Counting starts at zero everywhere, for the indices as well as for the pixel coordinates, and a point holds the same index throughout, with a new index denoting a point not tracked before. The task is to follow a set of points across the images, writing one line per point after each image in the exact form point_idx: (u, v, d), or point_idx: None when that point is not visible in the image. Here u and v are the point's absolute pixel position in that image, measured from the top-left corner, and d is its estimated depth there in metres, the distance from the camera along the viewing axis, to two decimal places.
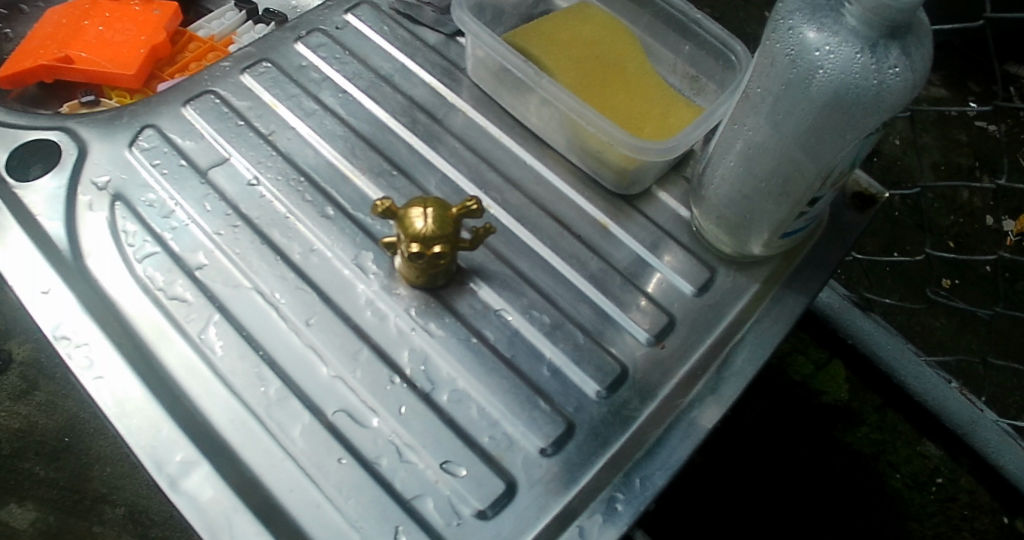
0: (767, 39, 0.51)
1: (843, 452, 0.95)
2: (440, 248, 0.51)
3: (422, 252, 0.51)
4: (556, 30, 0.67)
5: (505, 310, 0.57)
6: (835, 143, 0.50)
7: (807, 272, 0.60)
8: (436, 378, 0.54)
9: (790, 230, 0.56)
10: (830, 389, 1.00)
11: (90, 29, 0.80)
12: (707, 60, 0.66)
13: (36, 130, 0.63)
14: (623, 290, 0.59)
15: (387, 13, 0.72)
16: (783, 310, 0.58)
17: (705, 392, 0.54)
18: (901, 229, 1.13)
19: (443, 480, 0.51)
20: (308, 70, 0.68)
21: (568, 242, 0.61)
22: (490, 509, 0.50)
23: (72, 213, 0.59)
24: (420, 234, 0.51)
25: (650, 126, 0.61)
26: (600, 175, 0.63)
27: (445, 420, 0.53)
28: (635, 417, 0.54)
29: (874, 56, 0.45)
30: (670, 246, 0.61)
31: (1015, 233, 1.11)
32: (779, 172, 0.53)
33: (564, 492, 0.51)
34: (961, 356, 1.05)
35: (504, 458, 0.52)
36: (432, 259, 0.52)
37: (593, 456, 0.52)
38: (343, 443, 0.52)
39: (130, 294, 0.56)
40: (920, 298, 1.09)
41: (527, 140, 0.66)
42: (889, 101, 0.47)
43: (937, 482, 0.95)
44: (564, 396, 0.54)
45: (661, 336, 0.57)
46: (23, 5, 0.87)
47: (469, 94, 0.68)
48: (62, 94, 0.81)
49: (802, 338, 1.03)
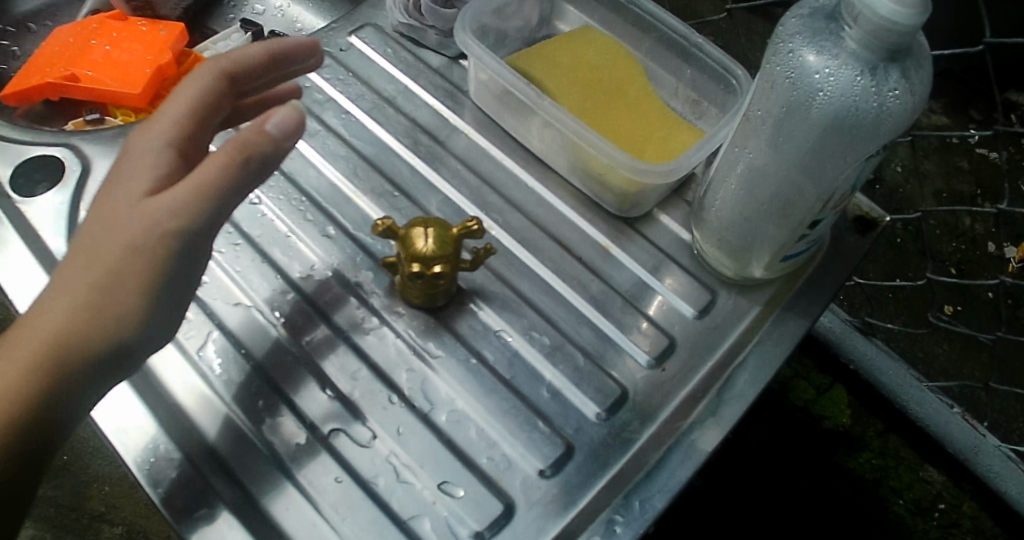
0: (767, 62, 0.51)
1: (845, 478, 0.93)
2: (440, 268, 0.52)
3: (422, 271, 0.51)
4: (559, 53, 0.67)
5: (505, 331, 0.57)
6: (836, 165, 0.51)
7: (810, 295, 0.60)
8: (435, 398, 0.54)
9: (792, 253, 0.57)
10: (831, 415, 0.98)
11: (97, 49, 0.81)
12: (708, 84, 0.67)
13: (40, 146, 0.63)
14: (624, 312, 0.59)
15: (391, 36, 0.72)
16: (784, 334, 0.58)
17: (706, 414, 0.54)
18: (905, 256, 1.11)
19: (441, 501, 0.51)
20: (312, 91, 0.68)
21: (569, 264, 0.61)
22: (488, 530, 0.50)
23: (73, 228, 0.59)
24: (421, 253, 0.51)
25: (651, 149, 0.62)
26: (602, 198, 0.64)
27: (444, 440, 0.53)
28: (635, 439, 0.53)
29: (874, 78, 0.46)
30: (672, 269, 0.62)
31: (1016, 260, 1.07)
32: (779, 195, 0.53)
33: (563, 514, 0.50)
34: (964, 381, 1.06)
35: (503, 479, 0.52)
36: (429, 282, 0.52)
37: (593, 477, 0.52)
38: (341, 462, 0.51)
39: None
40: (922, 323, 1.09)
41: (529, 162, 0.66)
42: (889, 123, 0.47)
43: (939, 508, 0.93)
44: (564, 418, 0.54)
45: (661, 358, 0.57)
46: (31, 23, 0.89)
47: (472, 116, 0.68)
48: (68, 111, 0.82)
49: (804, 364, 1.02)
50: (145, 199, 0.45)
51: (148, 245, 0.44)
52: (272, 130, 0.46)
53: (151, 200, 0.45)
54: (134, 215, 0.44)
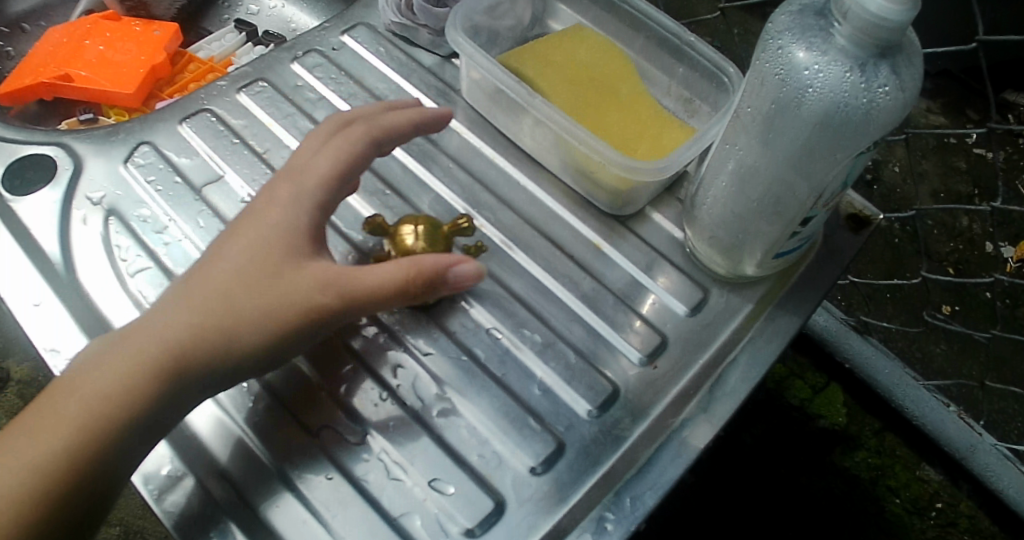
0: (756, 59, 0.51)
1: (840, 477, 0.93)
2: None
3: None
4: (551, 51, 0.67)
5: (496, 328, 0.57)
6: (827, 162, 0.50)
7: (802, 293, 0.60)
8: (426, 395, 0.54)
9: (784, 250, 0.57)
10: (827, 414, 0.97)
11: (90, 48, 0.81)
12: (701, 82, 0.67)
13: (33, 145, 0.63)
14: (616, 310, 0.59)
15: (384, 35, 0.73)
16: (776, 330, 0.58)
17: (697, 411, 0.54)
18: (901, 256, 1.10)
19: (432, 498, 0.51)
20: (304, 90, 0.69)
21: (561, 262, 0.61)
22: (479, 527, 0.50)
23: (66, 227, 0.59)
24: (410, 250, 0.54)
25: (644, 147, 0.62)
26: (594, 197, 0.64)
27: (435, 437, 0.53)
28: (626, 436, 0.53)
29: (864, 74, 0.46)
30: (665, 267, 0.62)
31: (1015, 259, 1.07)
32: (771, 192, 0.53)
33: (554, 511, 0.50)
34: (960, 381, 1.04)
35: (494, 476, 0.52)
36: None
37: (584, 474, 0.52)
38: (332, 460, 0.52)
39: (121, 309, 0.56)
40: (917, 321, 1.07)
41: (520, 160, 0.66)
42: (880, 119, 0.47)
43: (936, 507, 0.93)
44: (555, 415, 0.54)
45: (653, 356, 0.57)
46: (25, 23, 0.89)
47: (464, 115, 0.68)
48: (62, 111, 0.82)
49: (799, 363, 1.01)
50: (297, 266, 0.50)
51: (291, 315, 0.49)
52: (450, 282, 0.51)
53: (304, 271, 0.49)
54: (285, 280, 0.49)
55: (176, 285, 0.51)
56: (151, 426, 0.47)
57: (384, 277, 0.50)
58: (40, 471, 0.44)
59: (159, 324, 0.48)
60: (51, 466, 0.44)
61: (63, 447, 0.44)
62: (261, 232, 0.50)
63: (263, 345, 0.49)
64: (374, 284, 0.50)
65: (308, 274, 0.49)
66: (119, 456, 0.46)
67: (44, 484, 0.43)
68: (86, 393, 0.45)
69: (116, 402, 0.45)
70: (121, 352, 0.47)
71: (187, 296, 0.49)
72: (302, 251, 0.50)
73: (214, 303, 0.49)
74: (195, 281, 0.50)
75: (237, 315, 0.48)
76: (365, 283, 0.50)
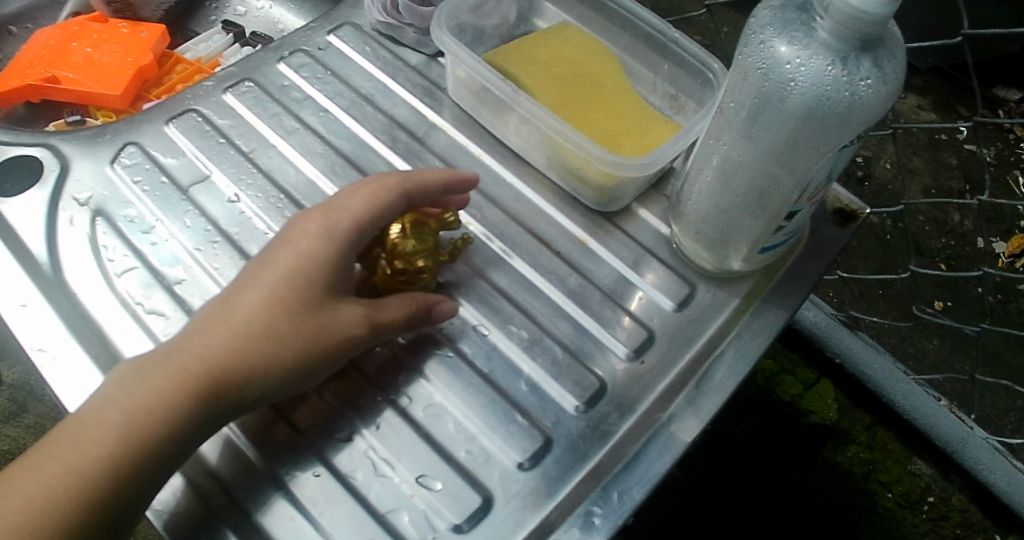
0: (740, 54, 0.52)
1: (831, 473, 0.93)
2: (422, 262, 0.54)
3: (404, 268, 0.54)
4: (536, 49, 0.68)
5: (483, 325, 0.58)
6: (810, 156, 0.51)
7: (788, 287, 0.60)
8: (413, 393, 0.55)
9: (769, 244, 0.57)
10: (818, 409, 0.97)
11: (78, 50, 0.81)
12: (686, 79, 0.67)
13: (19, 146, 0.63)
14: (602, 306, 0.59)
15: (370, 35, 0.73)
16: (762, 325, 0.58)
17: (684, 405, 0.54)
18: (893, 252, 1.09)
19: (419, 495, 0.51)
20: (290, 89, 0.69)
21: (547, 258, 0.61)
22: (467, 523, 0.50)
23: (52, 228, 0.59)
24: (401, 250, 0.53)
25: (629, 143, 0.62)
26: (580, 193, 0.64)
27: (421, 434, 0.53)
28: (613, 431, 0.54)
29: (846, 68, 0.46)
30: (652, 264, 0.62)
31: (1007, 255, 1.08)
32: (755, 186, 0.54)
33: (541, 506, 0.51)
34: (950, 375, 1.03)
35: (481, 472, 0.52)
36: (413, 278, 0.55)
37: (571, 469, 0.52)
38: (319, 458, 0.52)
39: (108, 308, 0.56)
40: (906, 316, 1.06)
41: (507, 158, 0.66)
42: (862, 112, 0.47)
43: (928, 501, 0.93)
44: (542, 411, 0.54)
45: (640, 351, 0.57)
46: (12, 26, 0.89)
47: (450, 113, 0.68)
48: (50, 114, 0.82)
49: (789, 359, 1.02)
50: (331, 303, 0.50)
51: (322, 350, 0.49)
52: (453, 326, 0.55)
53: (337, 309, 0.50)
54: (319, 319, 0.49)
55: (206, 311, 0.50)
56: (179, 458, 0.46)
57: (402, 315, 0.52)
58: (70, 499, 0.42)
59: (193, 352, 0.47)
60: (79, 499, 0.43)
61: (97, 473, 0.43)
62: (296, 265, 0.50)
63: (293, 381, 0.49)
64: (395, 320, 0.52)
65: (345, 310, 0.50)
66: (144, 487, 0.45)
67: (72, 511, 0.42)
68: (120, 421, 0.44)
69: (150, 432, 0.45)
70: (151, 380, 0.46)
71: (218, 325, 0.48)
72: (335, 287, 0.50)
73: (246, 335, 0.48)
74: (226, 312, 0.49)
75: (270, 350, 0.48)
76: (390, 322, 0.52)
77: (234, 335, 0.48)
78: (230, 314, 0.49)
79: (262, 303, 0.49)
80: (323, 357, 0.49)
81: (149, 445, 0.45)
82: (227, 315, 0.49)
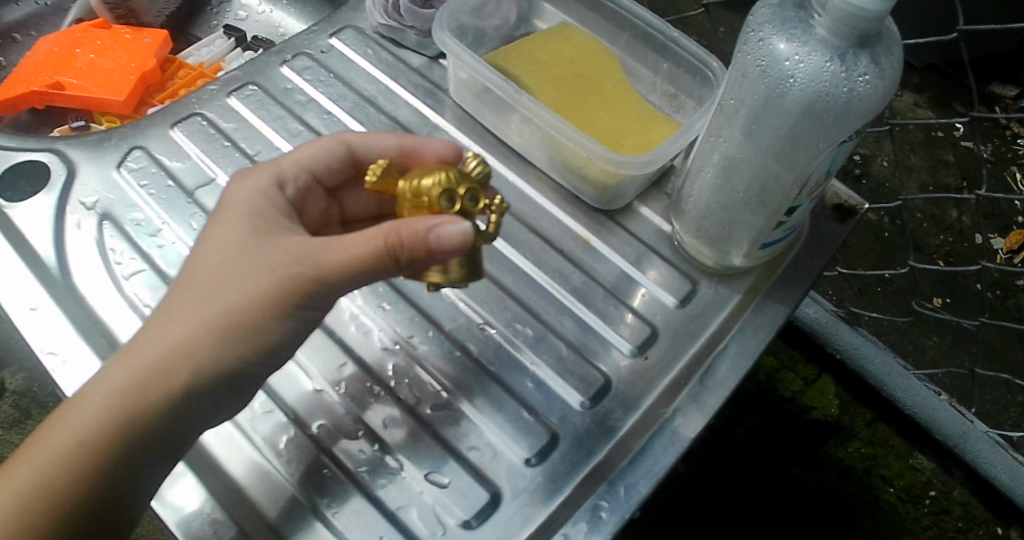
0: (738, 51, 0.52)
1: (833, 469, 0.94)
2: (469, 188, 0.46)
3: (454, 197, 0.46)
4: (537, 50, 0.68)
5: (488, 323, 0.58)
6: (809, 151, 0.51)
7: (789, 282, 0.60)
8: (420, 390, 0.55)
9: (770, 240, 0.57)
10: (820, 405, 0.98)
11: (81, 56, 0.82)
12: (685, 77, 0.68)
13: (26, 152, 0.64)
14: (606, 303, 0.60)
15: (371, 37, 0.73)
16: (764, 320, 0.59)
17: (688, 400, 0.55)
18: (891, 249, 1.09)
19: (428, 491, 0.51)
20: (294, 92, 0.69)
21: (550, 257, 0.62)
22: (475, 519, 0.51)
23: (60, 232, 0.60)
24: (443, 177, 0.46)
25: (630, 141, 0.63)
26: (582, 192, 0.65)
27: (429, 431, 0.54)
28: (618, 427, 0.54)
29: (844, 64, 0.47)
30: (654, 261, 0.62)
31: (1005, 251, 1.08)
32: (755, 183, 0.54)
33: (549, 501, 0.51)
34: (949, 369, 1.03)
35: (489, 468, 0.52)
36: (463, 213, 0.46)
37: (578, 464, 0.53)
38: (329, 456, 0.52)
39: (117, 311, 0.56)
40: (905, 311, 1.06)
41: (509, 158, 0.67)
42: (861, 108, 0.48)
43: (930, 495, 0.93)
44: (549, 407, 0.55)
45: (643, 347, 0.58)
46: (15, 33, 0.89)
47: (452, 114, 0.69)
48: (54, 120, 0.83)
49: (791, 355, 1.02)
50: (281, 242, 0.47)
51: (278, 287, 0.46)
52: (433, 245, 0.44)
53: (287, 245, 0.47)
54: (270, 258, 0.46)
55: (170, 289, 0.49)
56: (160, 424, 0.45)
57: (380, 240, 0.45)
58: (63, 484, 0.43)
59: (145, 332, 0.46)
60: (70, 471, 0.43)
61: (75, 458, 0.43)
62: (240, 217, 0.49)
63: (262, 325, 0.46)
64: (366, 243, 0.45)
65: (286, 254, 0.47)
66: (138, 459, 0.45)
67: (74, 493, 0.43)
68: (86, 404, 0.44)
69: (119, 405, 0.44)
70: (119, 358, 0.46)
71: (177, 293, 0.47)
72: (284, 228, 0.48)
73: (202, 293, 0.46)
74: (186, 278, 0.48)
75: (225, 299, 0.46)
76: (340, 254, 0.46)
77: (183, 305, 0.46)
78: (181, 286, 0.47)
79: (206, 270, 0.47)
80: (274, 306, 0.46)
81: (116, 419, 0.44)
82: (187, 281, 0.47)
